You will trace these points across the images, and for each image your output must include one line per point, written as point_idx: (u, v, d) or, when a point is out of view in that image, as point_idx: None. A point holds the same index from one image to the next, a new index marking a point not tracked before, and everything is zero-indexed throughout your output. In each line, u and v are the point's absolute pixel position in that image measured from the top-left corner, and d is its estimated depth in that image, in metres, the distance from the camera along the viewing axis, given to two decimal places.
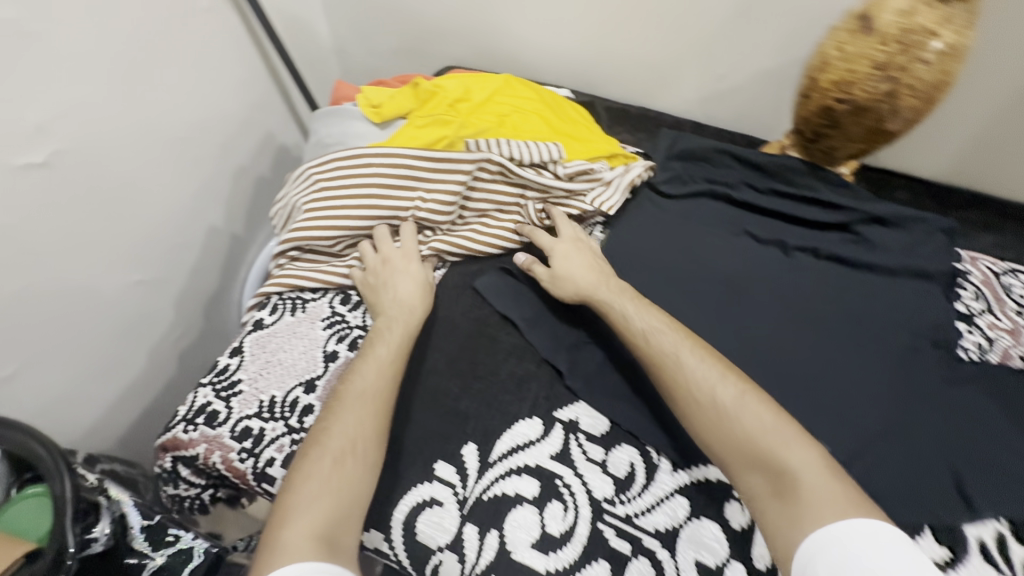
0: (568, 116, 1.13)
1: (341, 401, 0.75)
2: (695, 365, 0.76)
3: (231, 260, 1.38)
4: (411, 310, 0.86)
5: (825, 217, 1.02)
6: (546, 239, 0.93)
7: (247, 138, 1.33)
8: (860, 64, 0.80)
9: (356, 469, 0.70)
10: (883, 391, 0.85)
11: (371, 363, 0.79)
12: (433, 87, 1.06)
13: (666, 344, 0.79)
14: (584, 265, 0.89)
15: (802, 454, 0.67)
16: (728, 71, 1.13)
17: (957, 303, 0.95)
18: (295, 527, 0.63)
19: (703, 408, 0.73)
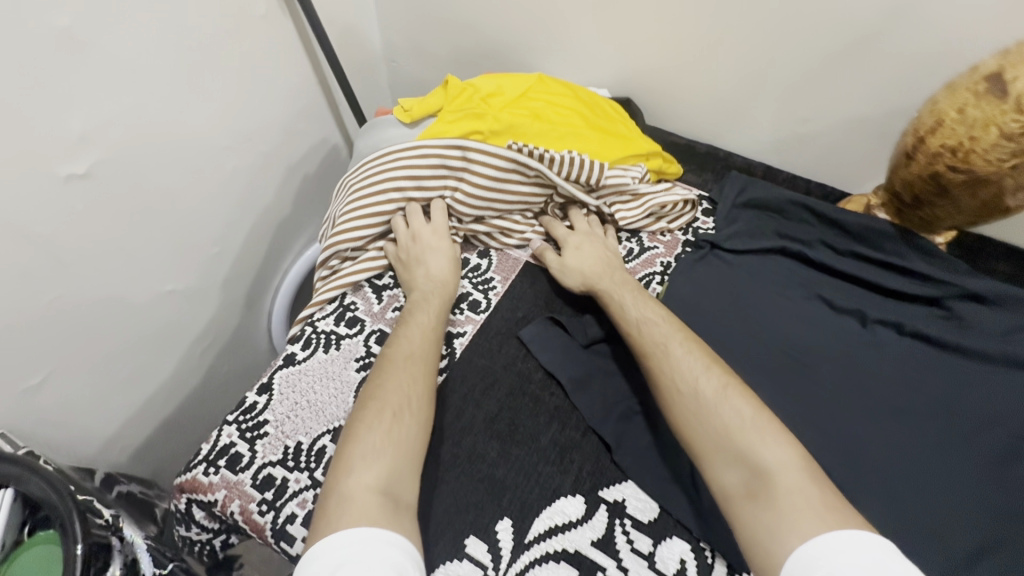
0: (607, 113, 1.05)
1: (390, 361, 0.74)
2: (681, 355, 0.73)
3: (266, 271, 1.35)
4: (442, 284, 0.86)
5: (912, 288, 0.92)
6: (561, 230, 0.94)
7: (292, 148, 1.29)
8: (986, 130, 0.71)
9: (412, 425, 0.67)
10: (976, 503, 0.75)
11: (411, 331, 0.79)
12: (464, 84, 1.00)
13: (660, 334, 0.77)
14: (594, 256, 0.89)
15: (781, 452, 0.63)
16: (811, 116, 1.03)
17: None
18: (360, 478, 0.61)
19: (684, 399, 0.70)
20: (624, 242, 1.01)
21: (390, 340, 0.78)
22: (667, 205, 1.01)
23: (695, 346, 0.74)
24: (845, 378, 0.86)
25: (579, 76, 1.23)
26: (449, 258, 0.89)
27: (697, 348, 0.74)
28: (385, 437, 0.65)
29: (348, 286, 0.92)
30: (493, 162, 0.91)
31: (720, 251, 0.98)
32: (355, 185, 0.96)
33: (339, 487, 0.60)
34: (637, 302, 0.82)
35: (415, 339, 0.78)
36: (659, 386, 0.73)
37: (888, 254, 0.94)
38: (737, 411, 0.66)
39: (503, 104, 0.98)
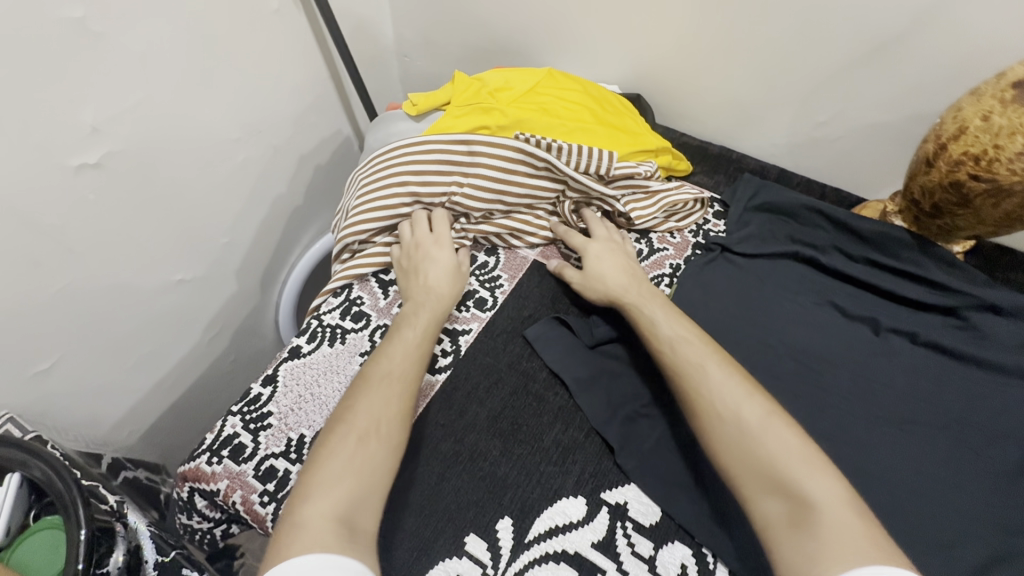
0: (617, 111, 1.05)
1: (366, 383, 0.72)
2: (720, 380, 0.70)
3: (274, 263, 1.35)
4: (440, 295, 0.82)
5: (927, 296, 0.90)
6: (580, 239, 0.90)
7: (302, 142, 1.29)
8: (1011, 139, 0.69)
9: (378, 451, 0.66)
10: (985, 517, 0.73)
11: (396, 348, 0.76)
12: (472, 79, 1.02)
13: (690, 354, 0.73)
14: (617, 268, 0.86)
15: (825, 485, 0.61)
16: (828, 120, 1.01)
17: None
18: (314, 507, 0.59)
19: (721, 425, 0.68)
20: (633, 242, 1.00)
21: (376, 356, 0.76)
22: (678, 204, 1.00)
23: (735, 370, 0.71)
24: (855, 386, 0.84)
25: (592, 73, 1.21)
26: (449, 267, 0.86)
27: (734, 372, 0.71)
28: (347, 463, 0.64)
29: (356, 279, 0.93)
30: (500, 155, 0.91)
31: (731, 254, 0.97)
32: (365, 180, 0.97)
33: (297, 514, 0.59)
34: (670, 317, 0.79)
35: (397, 359, 0.75)
36: (692, 408, 0.71)
37: (906, 263, 0.93)
38: (782, 444, 0.65)
39: (511, 99, 0.99)
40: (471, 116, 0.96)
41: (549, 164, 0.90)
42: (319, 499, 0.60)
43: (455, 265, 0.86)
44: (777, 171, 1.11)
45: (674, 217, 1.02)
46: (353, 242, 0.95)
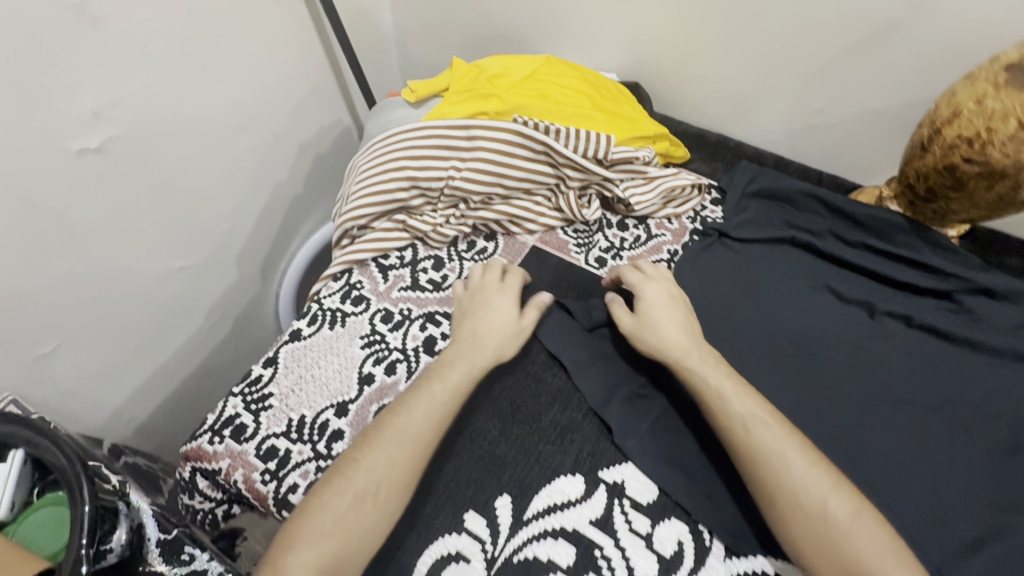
0: (615, 96, 1.05)
1: (378, 436, 0.68)
2: (801, 470, 0.64)
3: (274, 252, 1.36)
4: (484, 348, 0.76)
5: (921, 280, 0.91)
6: (638, 282, 0.81)
7: (301, 131, 1.30)
8: (1003, 122, 0.70)
9: (373, 516, 0.64)
10: (977, 494, 0.74)
11: (419, 402, 0.71)
12: (470, 66, 1.03)
13: (767, 437, 0.66)
14: (678, 326, 0.76)
15: None
16: (824, 106, 1.02)
17: None
18: (296, 564, 0.60)
19: (800, 514, 0.62)
20: (632, 228, 1.00)
21: (399, 403, 0.72)
22: (676, 189, 1.00)
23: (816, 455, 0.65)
24: (852, 369, 0.85)
25: (590, 62, 1.22)
26: (503, 320, 0.79)
27: (812, 455, 0.65)
28: (337, 518, 0.63)
29: (355, 262, 0.94)
30: (498, 139, 0.92)
31: (728, 240, 0.98)
32: (364, 166, 0.98)
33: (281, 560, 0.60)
34: (732, 382, 0.71)
35: (412, 418, 0.69)
36: (765, 492, 0.64)
37: (902, 250, 0.93)
38: (866, 542, 0.60)
39: (509, 85, 0.99)
40: (470, 103, 0.97)
41: (546, 146, 0.91)
42: (301, 551, 0.60)
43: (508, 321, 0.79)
44: (775, 158, 1.11)
45: (672, 202, 1.02)
46: (353, 226, 0.96)
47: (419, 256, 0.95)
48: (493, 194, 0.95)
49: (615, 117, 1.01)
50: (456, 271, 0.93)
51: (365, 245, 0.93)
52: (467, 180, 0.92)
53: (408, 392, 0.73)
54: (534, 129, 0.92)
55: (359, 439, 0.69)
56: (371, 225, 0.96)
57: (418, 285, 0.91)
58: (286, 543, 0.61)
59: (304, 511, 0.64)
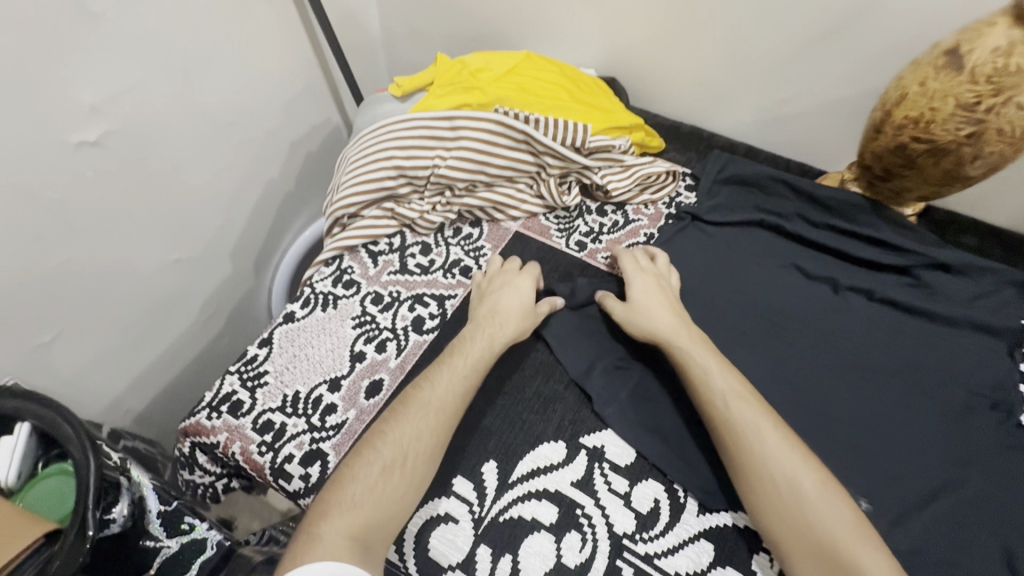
0: (593, 89, 1.10)
1: (407, 409, 0.71)
2: (773, 447, 0.67)
3: (266, 247, 1.40)
4: (505, 324, 0.81)
5: (881, 257, 0.96)
6: (630, 266, 0.87)
7: (292, 128, 1.33)
8: (944, 102, 0.76)
9: (402, 484, 0.66)
10: (934, 451, 0.79)
11: (447, 373, 0.75)
12: (454, 62, 1.09)
13: (744, 412, 0.70)
14: (666, 307, 0.82)
15: (874, 557, 0.61)
16: (790, 97, 1.08)
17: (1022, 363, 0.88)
18: (331, 529, 0.61)
19: (768, 488, 0.66)
20: (611, 213, 1.05)
21: (424, 378, 0.75)
22: (652, 175, 1.05)
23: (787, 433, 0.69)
24: (819, 340, 0.90)
25: (570, 58, 1.27)
26: (522, 297, 0.84)
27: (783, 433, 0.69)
28: (372, 489, 0.65)
29: (347, 248, 0.98)
30: (480, 129, 0.97)
31: (701, 223, 1.03)
32: (353, 157, 1.02)
33: (318, 527, 0.61)
34: (716, 364, 0.75)
35: (439, 389, 0.73)
36: (738, 465, 0.68)
37: (862, 232, 0.98)
38: (829, 516, 0.63)
39: (492, 79, 1.05)
40: (454, 96, 1.03)
41: (526, 135, 0.96)
42: (337, 518, 0.62)
43: (525, 299, 0.84)
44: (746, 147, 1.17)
45: (649, 188, 1.07)
46: (343, 215, 1.01)
47: (407, 242, 0.99)
48: (478, 181, 1.00)
49: (593, 109, 1.06)
50: (443, 255, 0.98)
51: (356, 231, 0.98)
52: (452, 169, 0.97)
53: (431, 370, 0.77)
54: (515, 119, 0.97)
55: (386, 414, 0.72)
56: (361, 213, 1.01)
57: (407, 269, 0.95)
58: (321, 512, 0.63)
59: (335, 484, 0.66)
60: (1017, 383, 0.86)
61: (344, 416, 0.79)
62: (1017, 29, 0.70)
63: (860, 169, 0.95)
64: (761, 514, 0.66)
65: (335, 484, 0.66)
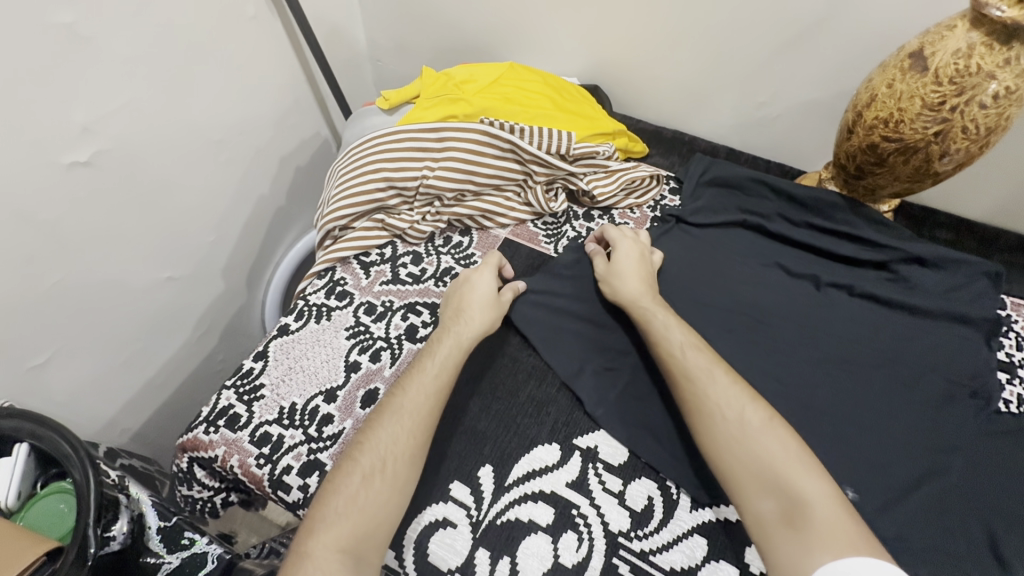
0: (576, 97, 1.13)
1: (382, 417, 0.72)
2: (722, 392, 0.72)
3: (259, 261, 1.40)
4: (474, 324, 0.83)
5: (860, 253, 0.99)
6: (615, 233, 0.93)
7: (281, 143, 1.35)
8: (911, 102, 0.79)
9: (382, 491, 0.67)
10: (917, 439, 0.82)
11: (416, 379, 0.76)
12: (439, 74, 1.11)
13: (694, 359, 0.76)
14: (639, 270, 0.87)
15: (817, 485, 0.64)
16: (767, 100, 1.11)
17: (998, 351, 0.91)
18: (319, 547, 0.62)
19: (723, 430, 0.70)
20: (598, 219, 1.07)
21: (399, 386, 0.76)
22: (636, 180, 1.09)
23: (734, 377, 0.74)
24: (804, 335, 0.92)
25: (553, 67, 1.30)
26: (488, 296, 0.86)
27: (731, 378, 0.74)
28: (357, 493, 0.66)
29: (340, 260, 1.00)
30: (467, 139, 0.99)
31: (686, 225, 1.05)
32: (343, 170, 1.04)
33: (310, 541, 0.62)
34: (671, 321, 0.81)
35: (410, 394, 0.74)
36: (694, 413, 0.72)
37: (835, 223, 1.02)
38: (778, 454, 0.66)
39: (476, 90, 1.07)
40: (440, 108, 1.04)
41: (514, 146, 0.99)
42: (329, 530, 0.63)
43: (493, 298, 0.86)
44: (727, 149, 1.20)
45: (634, 193, 1.10)
46: (335, 227, 1.02)
47: (399, 253, 1.01)
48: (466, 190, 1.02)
49: (576, 116, 1.09)
50: (434, 264, 0.99)
51: (348, 242, 0.99)
52: (440, 180, 0.99)
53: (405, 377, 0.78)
54: (500, 129, 1.00)
55: (362, 426, 0.73)
56: (353, 225, 1.02)
57: (399, 279, 0.97)
58: (310, 530, 0.63)
59: (321, 501, 0.66)
60: (995, 370, 0.89)
61: (341, 426, 0.80)
62: (976, 33, 0.74)
63: (836, 167, 0.98)
64: (718, 459, 0.69)
65: (319, 501, 0.66)
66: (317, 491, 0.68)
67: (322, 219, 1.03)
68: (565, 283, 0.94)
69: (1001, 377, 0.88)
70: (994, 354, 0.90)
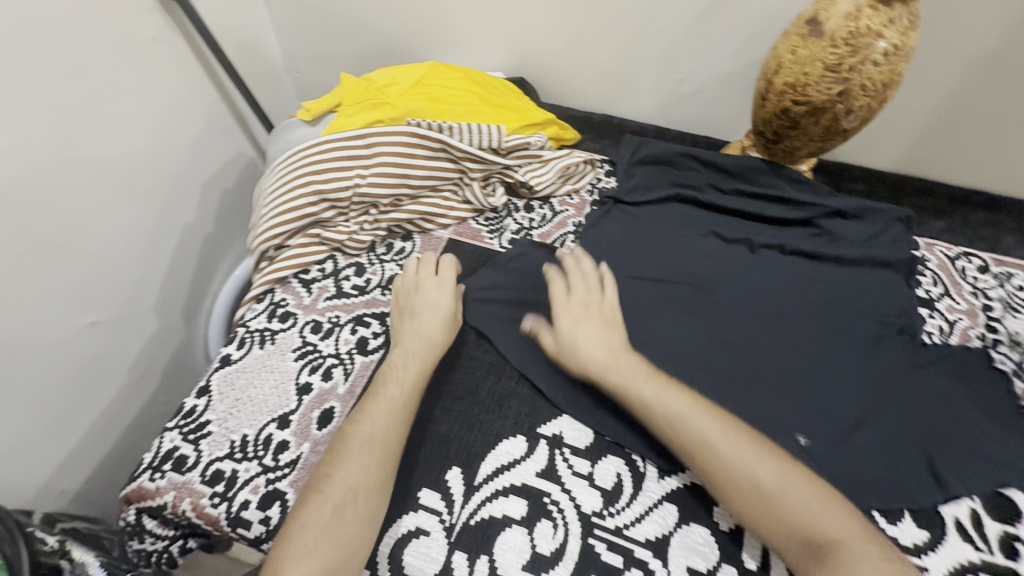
0: (502, 91, 1.14)
1: (344, 445, 0.70)
2: (725, 445, 0.67)
3: (194, 293, 1.33)
4: (429, 339, 0.82)
5: (786, 213, 1.04)
6: (559, 297, 0.85)
7: (202, 167, 1.28)
8: (814, 66, 0.83)
9: (355, 523, 0.65)
10: (857, 379, 0.86)
11: (376, 404, 0.74)
12: (361, 80, 1.09)
13: (674, 407, 0.72)
14: (597, 339, 0.79)
15: (835, 517, 0.61)
16: (685, 76, 1.15)
17: (918, 289, 0.99)
18: None
19: (733, 489, 0.65)
20: (539, 208, 1.08)
21: (359, 410, 0.74)
22: (570, 166, 1.10)
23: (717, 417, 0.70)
24: (748, 296, 0.95)
25: (476, 63, 1.30)
26: (443, 308, 0.85)
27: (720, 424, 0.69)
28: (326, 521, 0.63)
29: (280, 280, 0.97)
30: (395, 142, 0.97)
31: (623, 205, 1.08)
32: (270, 188, 1.01)
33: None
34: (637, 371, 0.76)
35: (369, 417, 0.73)
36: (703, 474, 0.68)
37: (761, 190, 1.07)
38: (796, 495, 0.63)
39: (399, 93, 1.06)
40: (364, 113, 1.03)
41: (443, 143, 0.98)
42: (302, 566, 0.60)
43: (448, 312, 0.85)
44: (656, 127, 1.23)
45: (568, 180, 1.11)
46: (270, 247, 0.99)
47: (340, 266, 0.98)
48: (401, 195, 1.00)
49: (504, 109, 1.10)
50: (379, 273, 0.97)
51: (285, 261, 0.97)
52: (377, 191, 0.97)
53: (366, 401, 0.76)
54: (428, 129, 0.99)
55: (327, 455, 0.70)
56: (288, 243, 0.99)
57: (343, 292, 0.94)
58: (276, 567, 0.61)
59: (285, 536, 0.63)
60: (917, 307, 0.96)
61: (298, 450, 0.77)
62: None
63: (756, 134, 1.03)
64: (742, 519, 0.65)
65: (283, 536, 0.64)
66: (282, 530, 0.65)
67: (255, 241, 1.00)
68: (512, 276, 0.94)
69: (922, 312, 0.96)
70: (915, 292, 0.98)
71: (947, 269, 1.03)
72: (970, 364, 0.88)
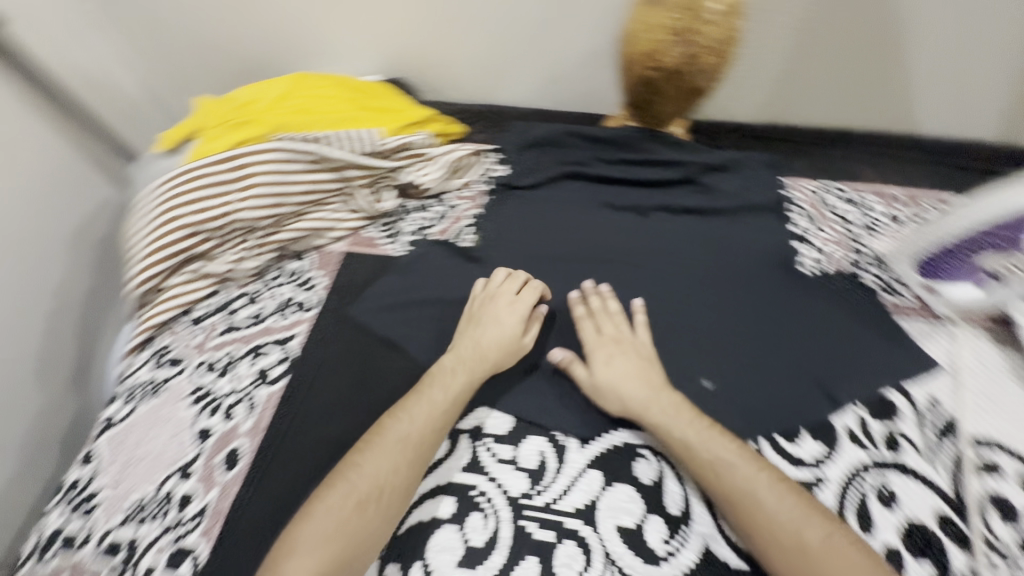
0: (377, 94, 1.13)
1: (390, 426, 0.71)
2: (773, 502, 0.65)
3: (82, 357, 1.21)
4: (490, 350, 0.81)
5: (665, 174, 1.08)
6: (586, 335, 0.85)
7: (65, 218, 1.17)
8: (660, 33, 0.88)
9: (375, 521, 0.64)
10: (751, 313, 0.90)
11: (427, 404, 0.73)
12: (225, 99, 1.06)
13: (717, 452, 0.70)
14: (626, 371, 0.79)
15: None
16: (556, 55, 1.18)
17: (791, 226, 1.04)
18: (297, 567, 0.59)
19: (780, 549, 0.63)
20: (433, 208, 1.07)
21: (401, 404, 0.74)
22: (456, 161, 1.11)
23: (762, 470, 0.68)
24: (647, 256, 0.98)
25: (351, 71, 1.27)
26: (515, 316, 0.84)
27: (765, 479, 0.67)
28: (343, 513, 0.63)
29: (166, 322, 0.92)
30: (267, 160, 0.93)
31: (517, 189, 1.08)
32: (135, 229, 0.93)
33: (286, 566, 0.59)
34: (677, 415, 0.74)
35: (426, 403, 0.74)
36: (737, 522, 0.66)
37: (648, 159, 1.08)
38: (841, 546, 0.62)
39: (266, 107, 1.04)
40: (229, 131, 0.99)
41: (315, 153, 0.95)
42: (308, 556, 0.60)
43: (508, 329, 0.83)
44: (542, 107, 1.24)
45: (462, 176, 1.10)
46: (146, 291, 0.93)
47: (229, 298, 0.94)
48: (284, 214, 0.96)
49: (378, 112, 1.10)
50: (272, 300, 0.92)
51: (169, 302, 0.92)
52: (259, 207, 0.93)
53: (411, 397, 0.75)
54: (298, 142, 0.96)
55: (361, 443, 0.71)
56: (167, 283, 0.93)
57: (235, 325, 0.89)
58: (285, 547, 0.61)
59: (301, 518, 0.63)
60: (791, 242, 1.01)
61: (204, 501, 0.71)
62: None
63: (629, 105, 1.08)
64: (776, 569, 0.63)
65: (301, 516, 0.64)
66: (300, 508, 0.65)
67: (128, 288, 0.93)
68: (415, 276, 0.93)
69: (797, 247, 1.00)
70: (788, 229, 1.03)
71: (815, 207, 1.11)
72: (846, 281, 0.95)
